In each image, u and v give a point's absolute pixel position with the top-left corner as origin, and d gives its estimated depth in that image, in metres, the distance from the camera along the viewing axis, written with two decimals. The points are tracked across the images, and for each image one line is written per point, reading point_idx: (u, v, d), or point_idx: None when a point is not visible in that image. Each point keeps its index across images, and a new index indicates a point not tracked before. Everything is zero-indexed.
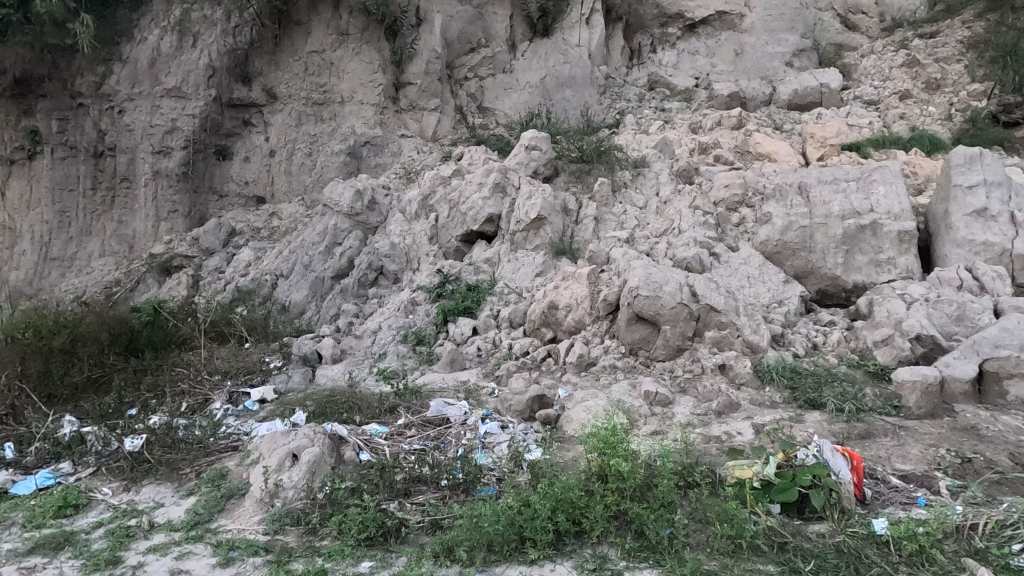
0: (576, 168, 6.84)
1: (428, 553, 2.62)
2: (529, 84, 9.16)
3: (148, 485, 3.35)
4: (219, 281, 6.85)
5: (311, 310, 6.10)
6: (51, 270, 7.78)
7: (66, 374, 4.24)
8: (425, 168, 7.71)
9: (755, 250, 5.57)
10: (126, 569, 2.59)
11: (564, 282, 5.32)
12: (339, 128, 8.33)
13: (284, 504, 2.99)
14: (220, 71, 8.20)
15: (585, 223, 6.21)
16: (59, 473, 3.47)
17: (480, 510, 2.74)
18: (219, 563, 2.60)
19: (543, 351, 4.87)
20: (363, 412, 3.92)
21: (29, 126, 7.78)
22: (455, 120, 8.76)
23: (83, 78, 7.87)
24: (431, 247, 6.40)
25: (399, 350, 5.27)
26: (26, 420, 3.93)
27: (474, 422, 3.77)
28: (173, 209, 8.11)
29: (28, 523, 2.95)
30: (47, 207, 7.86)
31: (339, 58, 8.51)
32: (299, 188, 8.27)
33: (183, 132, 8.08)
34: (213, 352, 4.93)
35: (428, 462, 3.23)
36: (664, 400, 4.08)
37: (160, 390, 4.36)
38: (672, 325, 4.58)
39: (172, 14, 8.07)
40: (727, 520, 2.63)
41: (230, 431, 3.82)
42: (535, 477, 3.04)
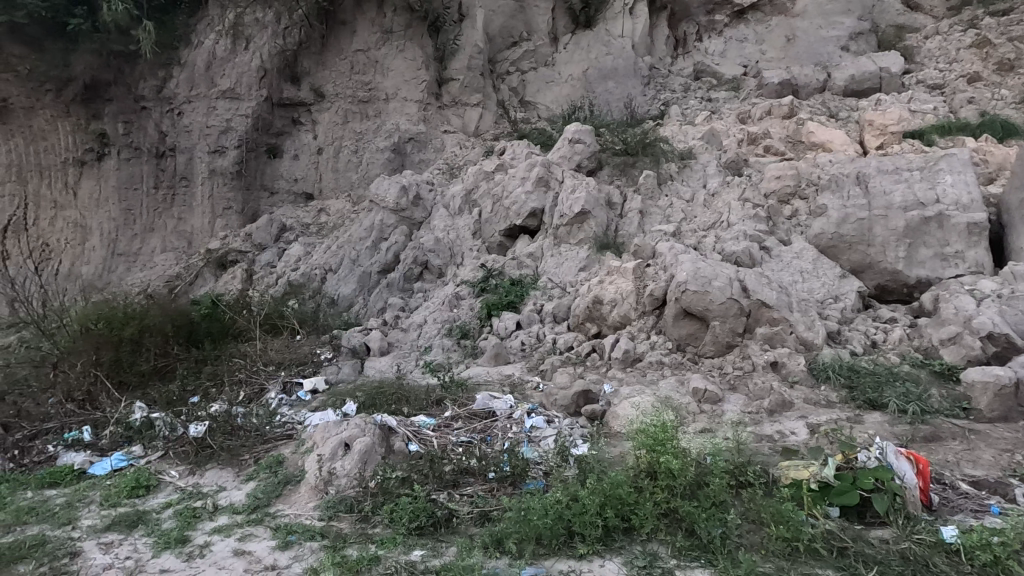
0: (620, 161, 6.73)
1: (477, 544, 2.65)
2: (571, 77, 9.08)
3: (212, 470, 3.52)
4: (272, 275, 7.09)
5: (359, 304, 6.26)
6: (118, 264, 8.23)
7: (135, 363, 4.50)
8: (467, 164, 7.76)
9: (809, 244, 5.36)
10: (195, 548, 2.72)
11: (609, 277, 5.27)
12: (384, 125, 8.46)
13: (337, 491, 3.09)
14: (271, 72, 8.46)
15: (630, 216, 6.13)
16: (131, 456, 3.68)
17: (528, 504, 2.75)
18: (278, 546, 2.70)
19: (588, 346, 4.83)
20: (411, 404, 4.00)
21: (98, 129, 8.27)
22: (497, 115, 8.78)
23: (145, 82, 8.32)
24: (474, 242, 6.44)
25: (444, 343, 5.33)
26: (101, 405, 4.18)
27: (519, 416, 3.79)
28: (228, 206, 8.44)
29: (105, 502, 3.13)
30: (114, 205, 8.32)
31: (383, 56, 8.65)
32: (346, 185, 8.46)
33: (236, 132, 8.39)
34: (267, 343, 5.14)
35: (476, 455, 3.27)
36: (713, 397, 3.99)
37: (220, 379, 4.57)
38: (721, 321, 4.47)
39: (226, 18, 8.35)
40: (783, 522, 2.55)
41: (285, 420, 3.97)
42: (583, 472, 3.03)
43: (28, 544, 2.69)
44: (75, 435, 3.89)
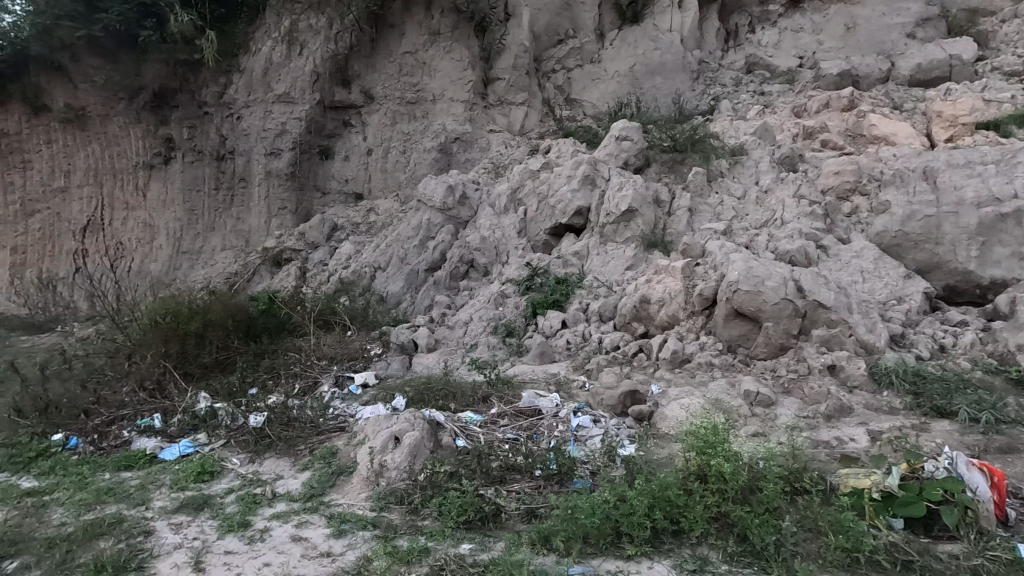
0: (669, 158, 6.61)
1: (525, 541, 2.67)
2: (618, 73, 8.96)
3: (270, 458, 3.68)
4: (324, 273, 7.33)
5: (406, 301, 6.40)
6: (182, 262, 8.69)
7: (199, 356, 4.75)
8: (513, 163, 7.79)
9: (870, 242, 5.12)
10: (255, 532, 2.86)
11: (657, 276, 5.20)
12: (431, 125, 8.60)
13: (388, 483, 3.18)
14: (323, 76, 8.73)
15: (679, 214, 6.01)
16: (197, 443, 3.88)
17: (576, 503, 2.75)
18: (333, 534, 2.80)
19: (634, 346, 4.78)
20: (458, 400, 4.07)
21: (165, 134, 8.82)
22: (542, 113, 8.77)
23: (207, 89, 8.79)
24: (520, 241, 6.47)
25: (490, 341, 5.38)
26: (169, 394, 4.41)
27: (565, 414, 3.79)
28: (283, 206, 8.78)
29: (174, 485, 3.33)
30: (179, 205, 8.80)
31: (430, 57, 8.80)
32: (394, 184, 8.65)
33: (291, 134, 8.72)
34: (320, 338, 5.35)
35: (523, 452, 3.30)
36: (766, 401, 3.88)
37: (277, 372, 4.78)
38: (774, 322, 4.33)
39: (282, 25, 8.68)
40: (842, 532, 2.47)
41: (337, 412, 4.12)
42: (631, 473, 3.01)
43: (107, 521, 2.89)
44: (147, 422, 4.11)
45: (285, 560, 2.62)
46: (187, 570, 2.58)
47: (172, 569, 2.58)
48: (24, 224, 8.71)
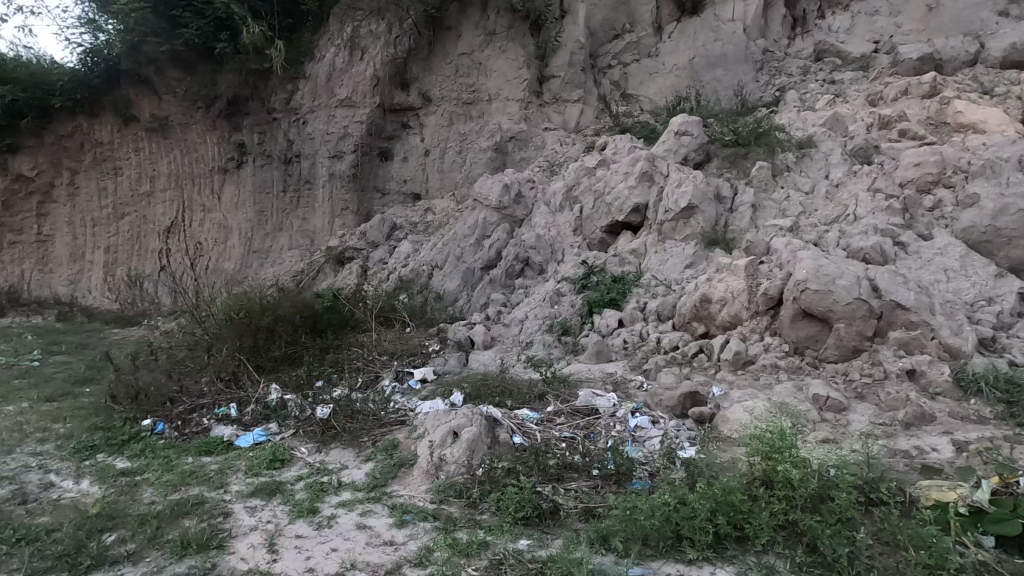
0: (730, 152, 6.42)
1: (583, 539, 2.67)
2: (677, 67, 8.74)
3: (335, 448, 3.83)
4: (384, 271, 7.57)
5: (463, 299, 6.49)
6: (253, 260, 9.17)
7: (269, 349, 5.00)
8: (568, 161, 7.75)
9: (955, 239, 4.79)
10: (323, 518, 2.99)
11: (718, 275, 5.03)
12: (486, 125, 8.68)
13: (447, 477, 3.24)
14: (383, 80, 8.97)
15: (741, 210, 5.81)
16: (269, 432, 4.08)
17: (634, 503, 2.72)
18: (395, 524, 2.89)
19: (695, 346, 4.65)
20: (514, 397, 4.10)
21: (238, 140, 9.37)
22: (598, 110, 8.69)
23: (276, 95, 9.19)
24: (575, 239, 6.44)
25: (545, 339, 5.39)
26: (243, 385, 4.66)
27: (623, 414, 3.76)
28: (346, 207, 9.10)
29: (249, 471, 3.53)
30: (250, 207, 9.30)
31: (486, 57, 8.88)
32: (450, 184, 8.78)
33: (353, 137, 9.02)
34: (381, 335, 5.54)
35: (580, 451, 3.29)
36: (837, 406, 3.69)
37: (340, 366, 4.98)
38: (846, 324, 4.11)
39: (344, 32, 8.99)
40: (922, 546, 2.32)
41: (398, 407, 4.26)
42: (691, 475, 2.94)
43: (191, 502, 3.10)
44: (224, 411, 4.36)
45: (350, 546, 2.73)
46: (263, 551, 2.72)
47: (249, 549, 2.73)
48: (116, 225, 9.56)
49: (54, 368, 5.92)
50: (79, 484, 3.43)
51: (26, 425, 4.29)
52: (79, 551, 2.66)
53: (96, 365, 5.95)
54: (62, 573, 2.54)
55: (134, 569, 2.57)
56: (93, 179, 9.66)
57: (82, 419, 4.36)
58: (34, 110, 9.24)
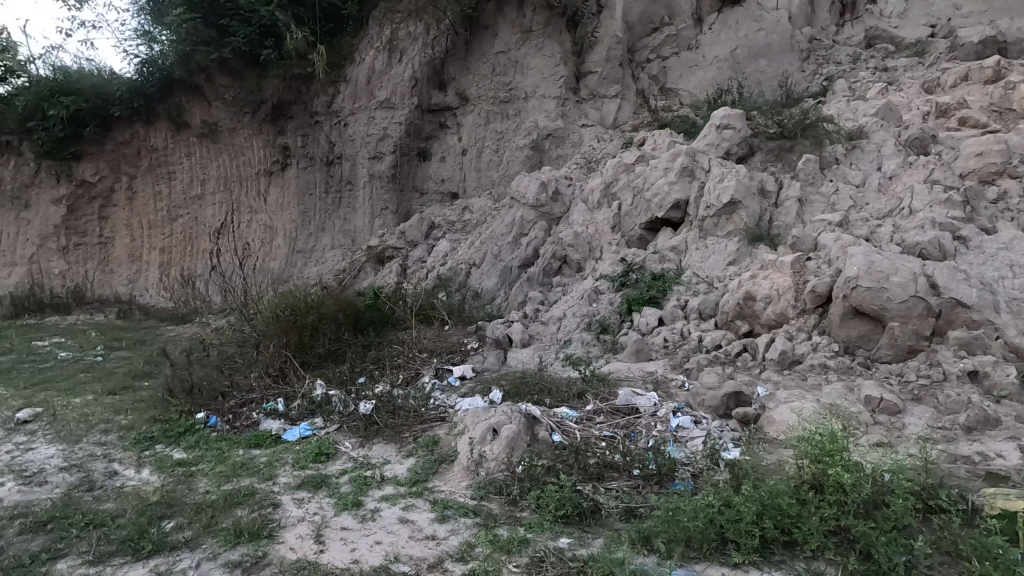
0: (775, 146, 6.23)
1: (625, 539, 2.64)
2: (718, 59, 8.52)
3: (378, 444, 3.91)
4: (423, 269, 7.69)
5: (501, 297, 6.52)
6: (297, 260, 9.43)
7: (314, 347, 5.14)
8: (606, 157, 7.66)
9: (1021, 233, 4.54)
10: (367, 511, 3.06)
11: (763, 272, 4.89)
12: (523, 123, 8.67)
13: (487, 474, 3.27)
14: (421, 81, 9.07)
15: (787, 205, 5.62)
16: (315, 426, 4.20)
17: (677, 504, 2.68)
18: (437, 519, 2.94)
19: (738, 345, 4.53)
20: (553, 396, 4.08)
21: (283, 143, 9.65)
22: (636, 105, 8.56)
23: (318, 99, 9.44)
24: (614, 236, 6.37)
25: (584, 338, 5.36)
26: (290, 381, 4.81)
27: (664, 414, 3.70)
28: (385, 207, 9.21)
29: (296, 464, 3.64)
30: (294, 208, 9.57)
31: (523, 55, 8.87)
32: (488, 183, 8.80)
33: (392, 138, 9.13)
34: (421, 332, 5.63)
35: (621, 450, 3.26)
36: (892, 408, 3.53)
37: (382, 363, 5.08)
38: (901, 322, 3.93)
39: (383, 35, 9.15)
40: (987, 558, 2.20)
41: (437, 404, 4.32)
42: (736, 477, 2.88)
43: (242, 493, 3.22)
44: (272, 406, 4.51)
45: (393, 540, 2.78)
46: (310, 542, 2.80)
47: (298, 539, 2.82)
48: (170, 227, 10.04)
49: (116, 362, 6.27)
50: (140, 473, 3.61)
51: (92, 417, 4.55)
52: (141, 536, 2.80)
53: (153, 360, 6.25)
54: (126, 556, 2.68)
55: (191, 554, 2.69)
56: (149, 184, 10.20)
57: (142, 411, 4.60)
58: (95, 119, 9.84)
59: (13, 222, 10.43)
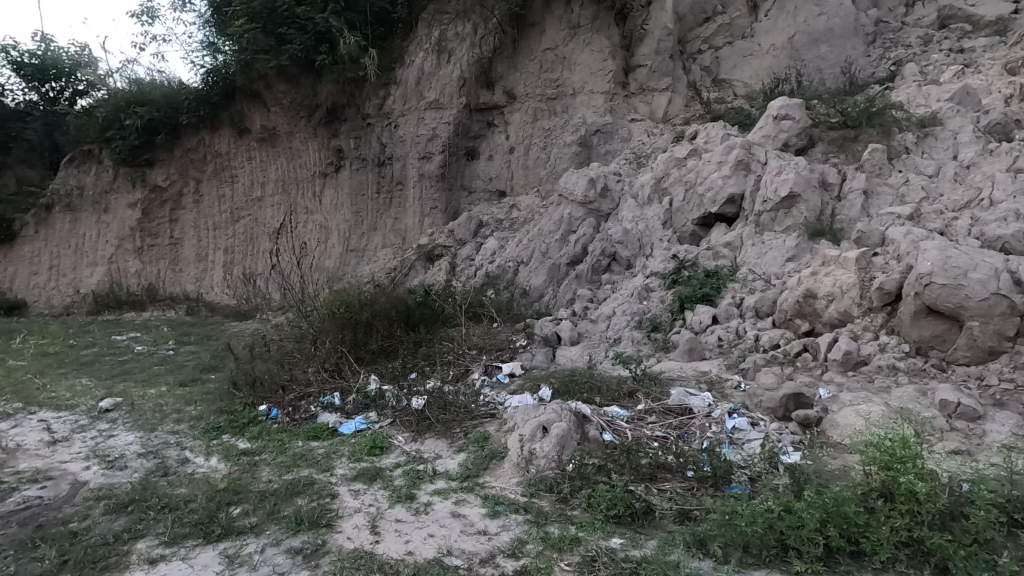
0: (838, 135, 5.92)
1: (680, 542, 2.58)
2: (774, 47, 8.19)
3: (430, 438, 3.98)
4: (471, 267, 7.77)
5: (549, 294, 6.50)
6: (351, 259, 9.68)
7: (367, 343, 5.27)
8: (656, 152, 7.50)
9: None
10: (420, 504, 3.13)
11: (825, 269, 4.68)
12: (571, 119, 8.57)
13: (538, 470, 3.27)
14: (469, 80, 9.14)
15: (851, 198, 5.35)
16: (369, 420, 4.32)
17: (735, 508, 2.60)
18: (488, 514, 2.96)
19: (798, 345, 4.35)
20: (603, 394, 4.04)
21: (337, 145, 9.96)
22: (688, 97, 8.35)
23: (370, 101, 9.68)
24: (665, 232, 6.23)
25: (634, 336, 5.27)
26: (345, 375, 4.96)
27: (719, 415, 3.60)
28: (435, 206, 9.31)
29: (352, 456, 3.75)
30: (347, 208, 9.83)
31: (571, 51, 8.79)
32: (535, 180, 8.76)
33: (441, 138, 9.23)
34: (470, 330, 5.70)
35: (674, 451, 3.19)
36: (970, 414, 3.30)
37: (432, 359, 5.17)
38: (980, 322, 3.67)
39: (432, 36, 9.29)
40: None
41: (487, 401, 4.37)
42: (797, 482, 2.76)
43: (302, 483, 3.35)
44: (328, 400, 4.66)
45: (446, 533, 2.83)
46: (366, 532, 2.88)
47: (355, 529, 2.91)
48: (233, 228, 10.56)
49: (185, 356, 6.65)
50: (209, 461, 3.82)
51: (165, 407, 4.84)
52: (211, 520, 2.96)
53: (218, 355, 6.59)
54: (198, 539, 2.83)
55: (257, 540, 2.82)
56: (214, 187, 10.75)
57: (210, 403, 4.86)
58: (166, 127, 10.53)
59: (94, 225, 11.24)
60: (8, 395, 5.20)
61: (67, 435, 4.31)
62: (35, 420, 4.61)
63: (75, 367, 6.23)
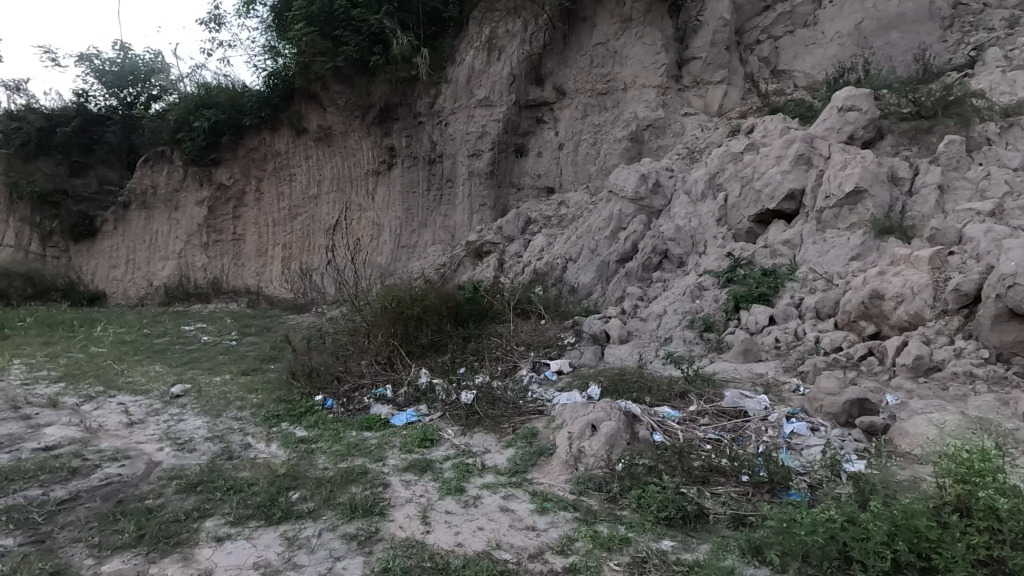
0: (909, 127, 5.62)
1: (734, 548, 2.52)
2: (840, 35, 7.80)
3: (479, 433, 4.02)
4: (520, 264, 7.79)
5: (598, 292, 6.43)
6: (401, 255, 9.85)
7: (418, 337, 5.36)
8: (710, 147, 7.27)
9: None
10: (469, 497, 3.18)
11: (893, 268, 4.44)
12: (622, 114, 8.42)
13: (586, 469, 3.26)
14: (519, 77, 9.15)
15: (924, 194, 5.03)
16: (420, 413, 4.41)
17: (794, 516, 2.50)
18: (536, 510, 2.97)
19: (863, 348, 4.13)
20: (654, 394, 3.97)
21: (389, 144, 10.18)
22: (745, 90, 8.05)
23: (421, 100, 9.85)
24: (719, 229, 6.05)
25: (686, 335, 5.14)
26: (396, 368, 5.08)
27: (776, 419, 3.47)
28: (484, 202, 9.37)
29: (403, 447, 3.84)
30: (398, 205, 10.04)
31: (622, 45, 8.65)
32: (585, 177, 8.66)
33: (491, 136, 9.27)
34: (518, 327, 5.74)
35: (728, 455, 3.11)
36: None
37: (481, 355, 5.23)
38: None
39: (482, 34, 9.36)
40: None
41: (536, 397, 4.38)
42: (861, 492, 2.64)
43: (356, 472, 3.46)
44: (381, 392, 4.78)
45: (495, 527, 2.85)
46: (417, 522, 2.95)
47: (406, 519, 2.98)
48: (291, 224, 10.99)
49: (247, 347, 6.99)
50: (269, 447, 4.00)
51: (229, 394, 5.10)
52: (272, 504, 3.11)
53: (277, 346, 6.88)
54: (260, 520, 2.98)
55: (314, 524, 2.93)
56: (273, 185, 11.22)
57: (270, 392, 5.08)
58: (231, 129, 11.09)
59: (166, 221, 11.96)
60: (91, 378, 5.62)
61: (142, 418, 4.61)
62: (114, 403, 4.96)
63: (149, 355, 6.65)
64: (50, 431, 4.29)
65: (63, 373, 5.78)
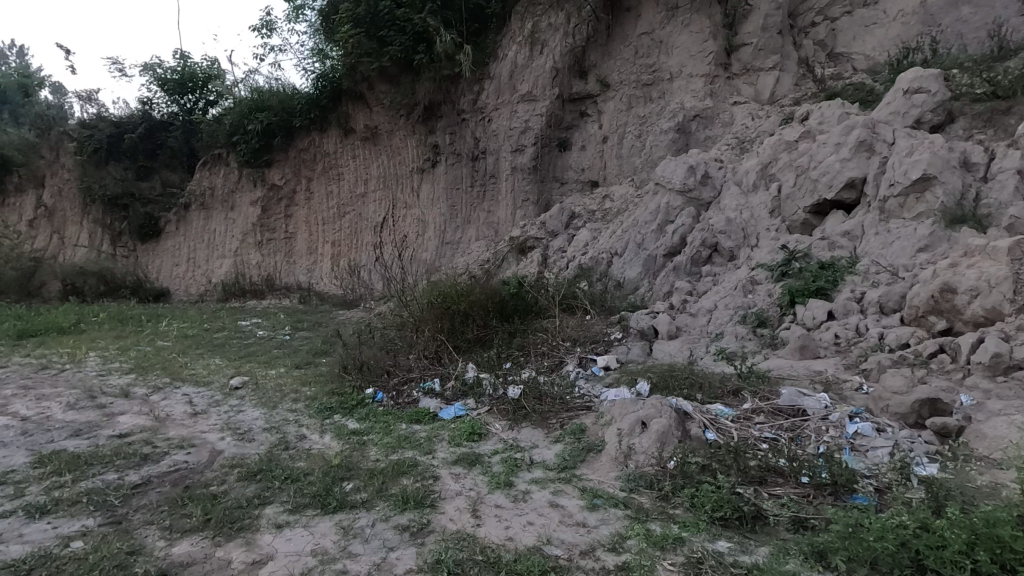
0: (983, 109, 5.29)
1: (795, 552, 2.43)
2: (903, 13, 7.37)
3: (526, 428, 4.03)
4: (564, 258, 7.72)
5: (644, 286, 6.28)
6: (446, 251, 9.91)
7: (464, 332, 5.42)
8: (762, 135, 6.96)
9: None
10: (518, 492, 3.18)
11: (966, 259, 4.15)
12: (668, 105, 8.19)
13: (636, 466, 3.21)
14: (562, 70, 9.08)
15: (1001, 179, 4.69)
16: (467, 407, 4.45)
17: (860, 521, 2.38)
18: (586, 507, 2.95)
19: (933, 345, 3.88)
20: (705, 391, 3.88)
21: (433, 142, 10.30)
22: (799, 75, 7.70)
23: (464, 97, 9.91)
24: (772, 222, 5.86)
25: (738, 331, 4.97)
26: (444, 363, 5.15)
27: (838, 418, 3.31)
28: (527, 197, 9.32)
29: (452, 441, 3.88)
30: (442, 201, 10.13)
31: (668, 34, 8.43)
32: (630, 170, 8.44)
33: (534, 130, 9.22)
34: (564, 321, 5.69)
35: (786, 455, 2.98)
36: None
37: (527, 350, 5.23)
38: None
39: (525, 28, 9.33)
40: None
41: (583, 393, 4.35)
42: (935, 497, 2.49)
43: (407, 464, 3.52)
44: (429, 386, 4.85)
45: (545, 522, 2.84)
46: (467, 515, 2.97)
47: (457, 511, 3.01)
48: (340, 222, 11.30)
49: (299, 341, 7.22)
50: (323, 438, 4.12)
51: (285, 387, 5.29)
52: (328, 493, 3.20)
53: (328, 341, 7.07)
54: (316, 509, 3.07)
55: (367, 514, 3.00)
56: (323, 185, 11.57)
57: (323, 385, 5.24)
58: (283, 130, 11.58)
59: (223, 221, 12.52)
60: (158, 370, 5.95)
61: (205, 408, 4.84)
62: (179, 394, 5.22)
63: (210, 348, 6.98)
64: (124, 419, 4.57)
65: (133, 365, 6.13)
